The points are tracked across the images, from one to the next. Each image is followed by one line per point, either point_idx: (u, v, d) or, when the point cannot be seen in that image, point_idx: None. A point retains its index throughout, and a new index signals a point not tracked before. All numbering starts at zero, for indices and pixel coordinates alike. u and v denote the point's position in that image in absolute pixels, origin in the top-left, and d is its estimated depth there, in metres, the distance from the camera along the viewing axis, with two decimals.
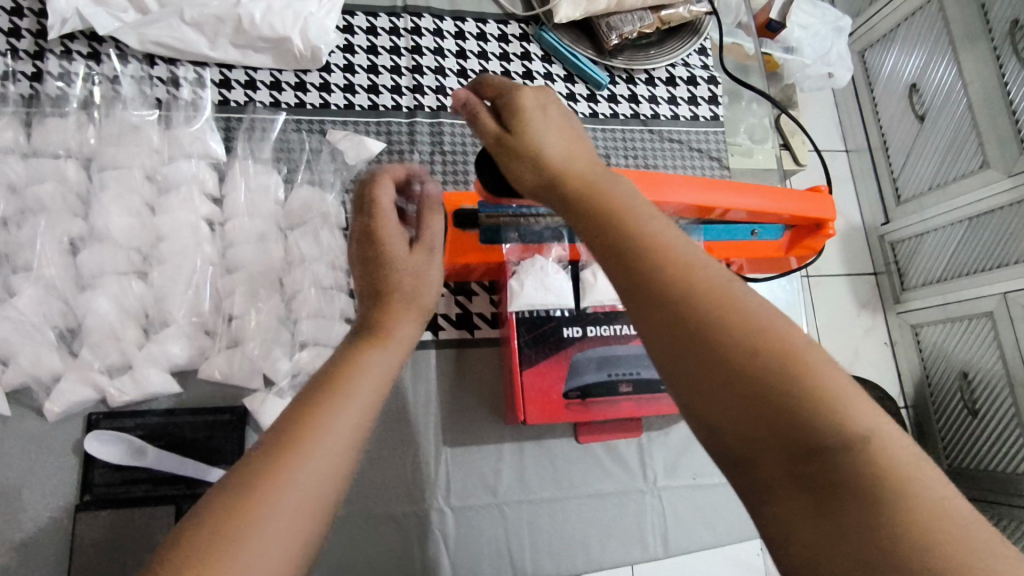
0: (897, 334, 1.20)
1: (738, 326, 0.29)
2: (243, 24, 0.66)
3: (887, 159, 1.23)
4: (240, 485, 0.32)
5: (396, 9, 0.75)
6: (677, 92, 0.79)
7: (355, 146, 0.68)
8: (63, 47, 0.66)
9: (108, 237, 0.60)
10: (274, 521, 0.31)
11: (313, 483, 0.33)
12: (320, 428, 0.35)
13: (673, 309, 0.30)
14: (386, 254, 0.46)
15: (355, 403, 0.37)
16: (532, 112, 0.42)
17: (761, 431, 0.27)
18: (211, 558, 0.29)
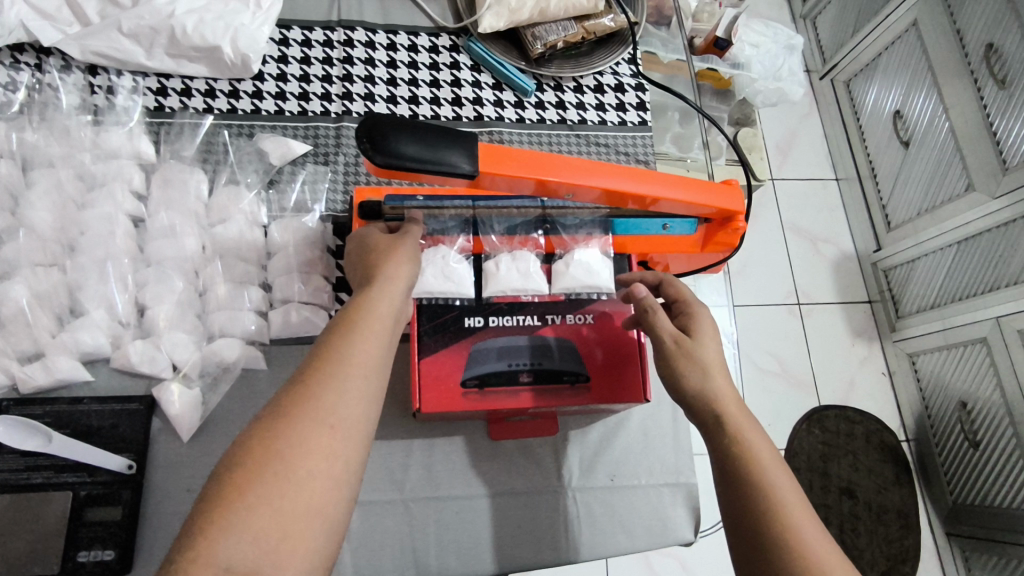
0: (895, 363, 1.17)
1: (764, 475, 0.44)
2: (176, 35, 0.70)
3: (876, 186, 1.22)
4: (287, 397, 0.40)
5: (330, 23, 0.79)
6: (605, 99, 0.81)
7: (279, 147, 0.70)
8: (12, 58, 0.71)
9: (33, 230, 0.63)
10: (319, 413, 0.39)
11: (351, 392, 0.41)
12: (343, 348, 0.43)
13: (727, 462, 0.46)
14: (380, 243, 0.54)
15: (368, 328, 0.45)
16: (701, 324, 0.53)
17: (735, 491, 0.44)
18: (271, 446, 0.37)
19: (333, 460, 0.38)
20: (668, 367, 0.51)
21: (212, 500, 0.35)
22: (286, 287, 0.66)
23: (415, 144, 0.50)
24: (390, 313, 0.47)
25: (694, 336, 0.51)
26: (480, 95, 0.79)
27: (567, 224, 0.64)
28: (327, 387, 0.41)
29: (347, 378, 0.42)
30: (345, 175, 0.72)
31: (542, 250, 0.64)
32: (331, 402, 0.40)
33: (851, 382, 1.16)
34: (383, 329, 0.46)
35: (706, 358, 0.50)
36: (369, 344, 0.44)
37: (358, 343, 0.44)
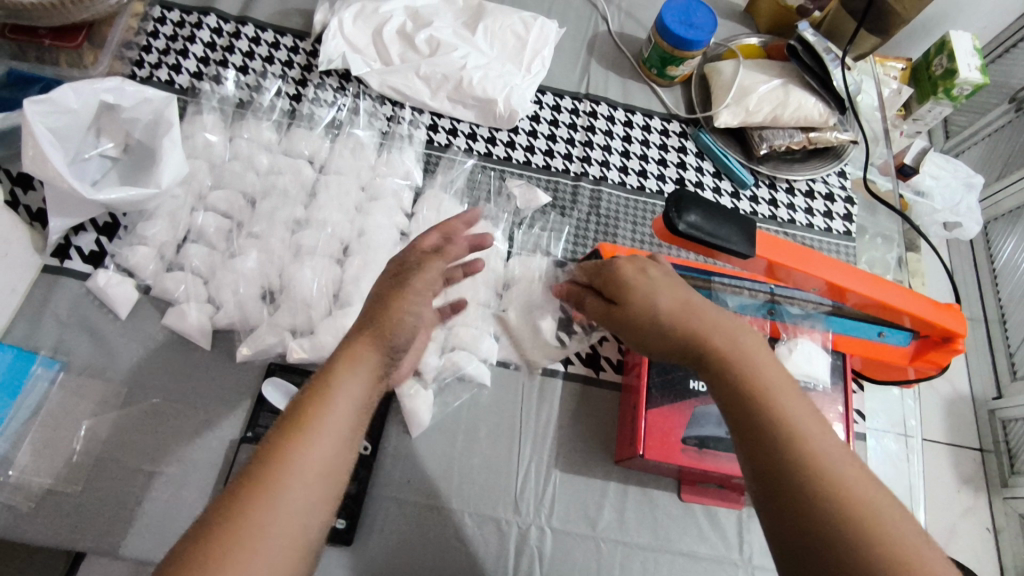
0: (1004, 522, 0.91)
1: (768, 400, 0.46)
2: (463, 84, 0.81)
3: (1005, 335, 1.02)
4: (261, 462, 0.43)
5: (579, 95, 0.88)
6: (814, 205, 0.87)
7: (527, 194, 0.79)
8: (320, 79, 0.84)
9: (325, 224, 0.74)
10: (303, 474, 0.43)
11: (329, 451, 0.44)
12: (319, 419, 0.45)
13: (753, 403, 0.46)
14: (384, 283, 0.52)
15: (344, 399, 0.46)
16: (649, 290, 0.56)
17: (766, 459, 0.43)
18: (248, 509, 0.41)
19: (315, 509, 0.43)
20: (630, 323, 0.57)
21: (201, 545, 0.39)
22: (519, 317, 0.73)
23: (706, 220, 0.57)
24: (361, 380, 0.48)
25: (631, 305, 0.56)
26: (702, 179, 0.85)
27: (792, 312, 0.69)
28: (302, 450, 0.44)
29: (311, 455, 0.44)
30: (576, 230, 0.79)
31: (768, 333, 0.69)
32: (291, 478, 0.42)
33: (949, 527, 0.90)
34: (352, 391, 0.47)
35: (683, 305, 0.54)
36: (333, 419, 0.45)
37: (332, 404, 0.46)
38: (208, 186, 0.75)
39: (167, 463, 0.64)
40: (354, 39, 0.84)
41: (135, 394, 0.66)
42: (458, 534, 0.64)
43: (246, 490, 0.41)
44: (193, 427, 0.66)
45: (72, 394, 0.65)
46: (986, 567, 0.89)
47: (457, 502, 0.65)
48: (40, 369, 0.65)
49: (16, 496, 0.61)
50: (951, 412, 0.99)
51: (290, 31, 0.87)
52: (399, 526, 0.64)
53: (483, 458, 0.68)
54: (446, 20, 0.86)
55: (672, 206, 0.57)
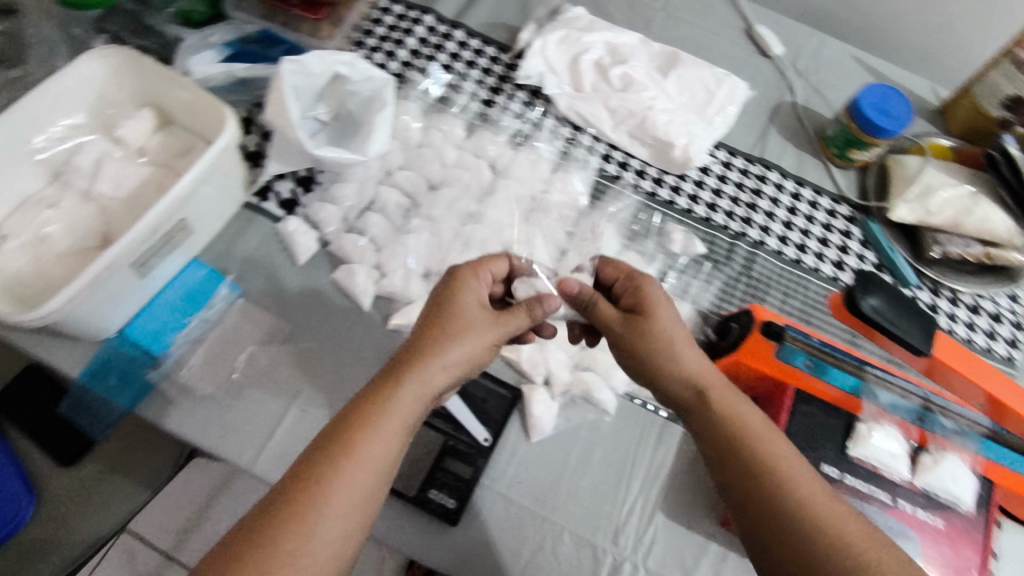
0: None
1: (744, 435, 0.50)
2: (646, 123, 0.84)
3: None
4: (320, 455, 0.44)
5: (752, 157, 0.89)
6: (978, 321, 0.83)
7: (685, 241, 0.81)
8: (513, 91, 0.89)
9: (492, 223, 0.78)
10: (361, 455, 0.45)
11: (381, 443, 0.46)
12: (380, 414, 0.46)
13: (728, 436, 0.50)
14: (459, 294, 0.54)
15: (400, 402, 0.47)
16: (666, 317, 0.55)
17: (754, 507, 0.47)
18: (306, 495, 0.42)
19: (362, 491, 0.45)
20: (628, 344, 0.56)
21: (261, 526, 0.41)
22: None
23: (896, 310, 0.57)
24: (430, 380, 0.49)
25: (646, 322, 0.55)
26: (861, 268, 0.84)
27: (944, 425, 0.66)
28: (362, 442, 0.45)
29: (376, 449, 0.45)
30: (725, 286, 0.80)
31: (914, 440, 0.66)
32: (347, 471, 0.44)
33: None
34: (417, 395, 0.48)
35: (673, 340, 0.54)
36: (395, 413, 0.47)
37: (394, 400, 0.47)
38: (397, 165, 0.81)
39: (309, 404, 0.69)
40: (553, 61, 0.89)
41: (295, 333, 0.72)
42: (555, 546, 0.65)
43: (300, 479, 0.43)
44: (338, 377, 0.71)
45: (245, 318, 0.72)
46: None
47: (560, 515, 0.66)
48: (225, 290, 0.73)
49: (182, 396, 0.68)
50: None
51: (494, 41, 0.93)
52: (500, 522, 0.65)
53: (592, 481, 0.68)
54: (642, 61, 0.89)
55: (866, 287, 0.57)
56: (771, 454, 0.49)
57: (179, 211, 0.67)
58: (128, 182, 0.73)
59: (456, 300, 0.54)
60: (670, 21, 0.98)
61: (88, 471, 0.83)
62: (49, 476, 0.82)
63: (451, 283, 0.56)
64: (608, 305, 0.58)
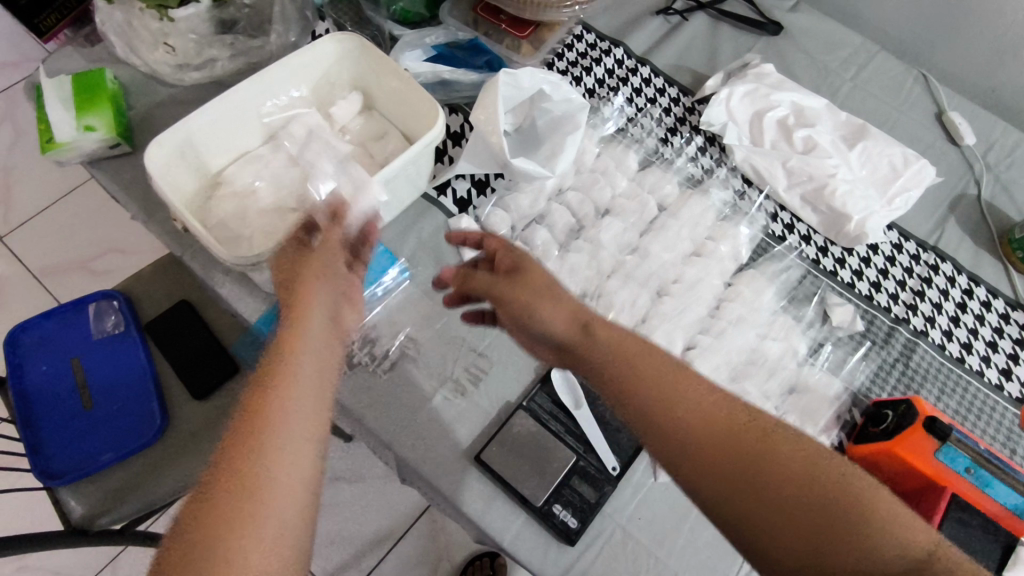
0: None
1: (688, 402, 0.53)
2: (823, 189, 0.83)
3: None
4: (224, 479, 0.45)
5: (925, 244, 0.86)
6: None
7: (845, 315, 0.79)
8: (689, 135, 0.90)
9: (651, 258, 0.79)
10: (275, 456, 0.46)
11: (293, 441, 0.48)
12: (273, 414, 0.48)
13: (685, 418, 0.52)
14: (297, 292, 0.57)
15: (292, 393, 0.50)
16: (536, 277, 0.62)
17: (762, 507, 0.49)
18: (238, 508, 0.43)
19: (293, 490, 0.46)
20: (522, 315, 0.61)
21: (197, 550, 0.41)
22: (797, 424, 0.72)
23: None
24: (302, 378, 0.51)
25: (523, 283, 0.61)
26: None
27: None
28: (269, 444, 0.47)
29: (283, 455, 0.47)
30: (880, 369, 0.77)
31: None
32: (272, 470, 0.46)
33: None
34: (303, 398, 0.50)
35: (553, 291, 0.61)
36: (287, 414, 0.48)
37: (279, 395, 0.49)
38: (567, 185, 0.84)
39: (452, 395, 0.71)
40: (736, 113, 0.89)
41: (449, 324, 0.75)
42: None
43: (211, 504, 0.43)
44: (482, 376, 0.72)
45: (409, 301, 0.76)
46: None
47: (678, 563, 0.65)
48: (394, 272, 0.76)
49: None
50: None
51: (677, 83, 0.95)
52: (618, 555, 0.65)
53: (714, 538, 0.67)
54: (827, 128, 0.89)
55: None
56: (719, 430, 0.52)
57: (378, 191, 0.71)
58: (331, 154, 0.79)
59: (298, 315, 0.55)
60: (857, 92, 0.97)
61: (216, 412, 0.79)
62: (182, 407, 0.79)
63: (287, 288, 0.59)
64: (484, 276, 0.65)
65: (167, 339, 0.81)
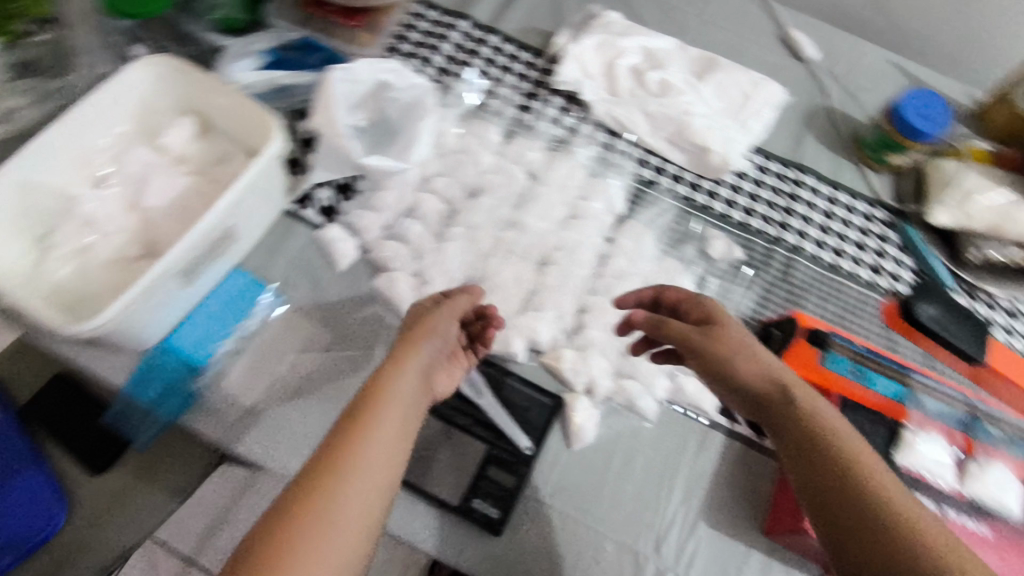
0: None
1: (844, 441, 0.50)
2: (682, 129, 0.85)
3: None
4: (286, 522, 0.43)
5: (788, 161, 0.89)
6: (1016, 326, 0.83)
7: (723, 247, 0.81)
8: (548, 97, 0.89)
9: (530, 230, 0.79)
10: (344, 508, 0.44)
11: (359, 496, 0.45)
12: (353, 464, 0.46)
13: (812, 434, 0.51)
14: (405, 336, 0.57)
15: (371, 448, 0.47)
16: (732, 335, 0.57)
17: (842, 504, 0.47)
18: (291, 554, 0.42)
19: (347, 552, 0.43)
20: (699, 348, 0.57)
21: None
22: None
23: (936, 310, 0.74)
24: (383, 435, 0.48)
25: (717, 329, 0.57)
26: (899, 272, 0.83)
27: (991, 433, 0.66)
28: (335, 491, 0.45)
29: (348, 508, 0.45)
30: (764, 290, 0.80)
31: (960, 446, 0.66)
32: (333, 522, 0.44)
33: None
34: (382, 452, 0.48)
35: (744, 344, 0.56)
36: (354, 474, 0.46)
37: (366, 448, 0.47)
38: (434, 171, 0.82)
39: None
40: (589, 69, 0.89)
41: (337, 340, 0.72)
42: (598, 554, 0.65)
43: (271, 544, 0.42)
44: None
45: (288, 327, 0.73)
46: None
47: (604, 524, 0.66)
48: (265, 299, 0.73)
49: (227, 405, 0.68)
50: None
51: (529, 47, 0.93)
52: (545, 530, 0.65)
53: (635, 490, 0.68)
54: (679, 67, 0.90)
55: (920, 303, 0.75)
56: (846, 453, 0.49)
57: (228, 218, 0.67)
58: (171, 191, 0.73)
59: (393, 366, 0.53)
60: (704, 25, 0.98)
61: (121, 479, 0.84)
62: (82, 483, 0.83)
63: (411, 322, 0.59)
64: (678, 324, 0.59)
65: (43, 420, 0.81)
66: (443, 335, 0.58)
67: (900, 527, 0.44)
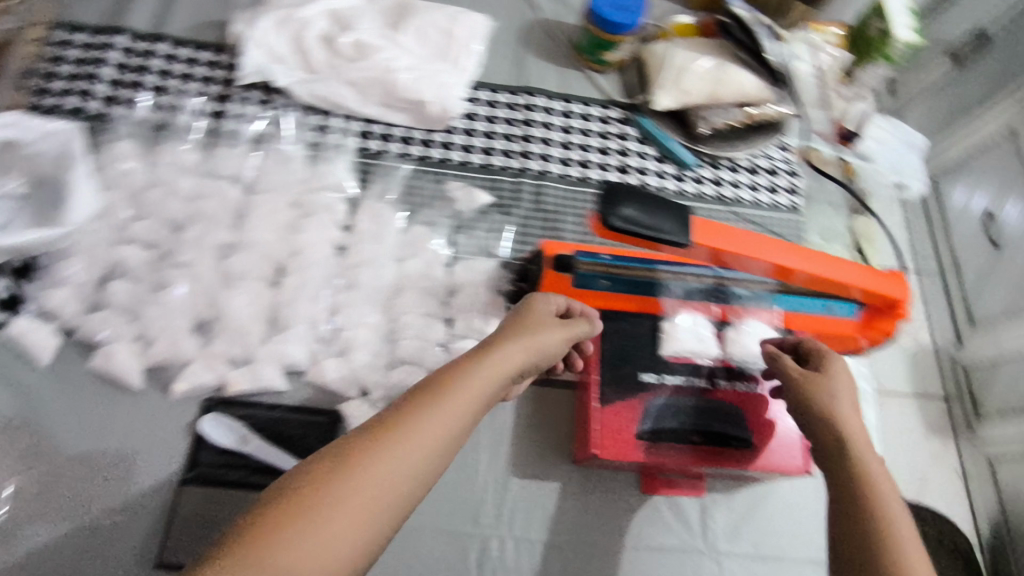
0: None
1: (864, 464, 0.50)
2: (392, 88, 0.79)
3: None
4: (291, 493, 0.39)
5: (514, 88, 0.86)
6: (759, 180, 0.87)
7: (467, 196, 0.77)
8: (243, 94, 0.80)
9: (256, 246, 0.71)
10: (349, 491, 0.39)
11: (382, 482, 0.40)
12: (389, 444, 0.42)
13: (830, 451, 0.52)
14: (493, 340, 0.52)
15: (415, 439, 0.42)
16: (836, 376, 0.56)
17: (843, 522, 0.48)
18: (287, 525, 0.37)
19: (357, 541, 0.38)
20: (799, 397, 0.56)
21: (235, 542, 0.37)
22: (467, 323, 0.72)
23: (638, 210, 0.57)
24: (429, 427, 0.43)
25: (821, 378, 0.56)
26: (645, 165, 0.84)
27: (741, 295, 0.69)
28: (359, 472, 0.40)
29: (365, 484, 0.40)
30: (521, 226, 0.78)
31: (717, 317, 0.69)
32: (338, 505, 0.39)
33: None
34: (419, 450, 0.42)
35: (840, 394, 0.55)
36: (393, 456, 0.41)
37: (403, 440, 0.42)
38: (129, 217, 0.71)
39: (105, 514, 0.61)
40: (276, 51, 0.80)
41: (67, 444, 0.63)
42: (417, 551, 0.64)
43: (280, 511, 0.38)
44: (129, 473, 0.63)
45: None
46: None
47: (418, 520, 0.65)
48: None
49: None
50: None
51: (206, 44, 0.82)
52: None
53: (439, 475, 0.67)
54: (373, 21, 0.82)
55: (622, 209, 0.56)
56: (845, 474, 0.50)
57: None
58: None
59: (491, 380, 0.48)
60: None
61: None
62: None
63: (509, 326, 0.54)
64: (788, 364, 0.59)
65: None
66: (535, 336, 0.53)
67: (881, 548, 0.45)
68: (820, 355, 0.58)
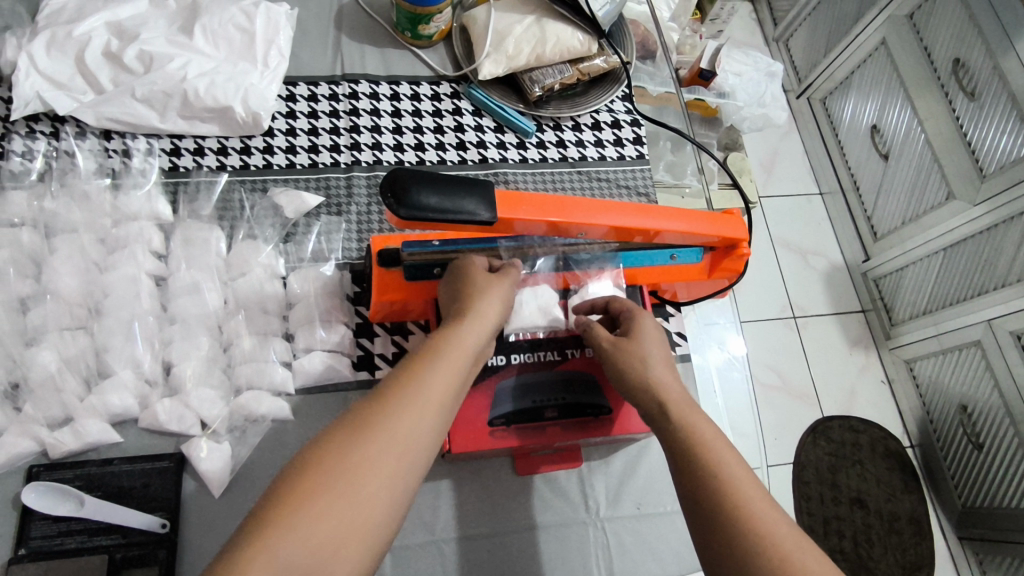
0: (892, 370, 1.09)
1: (696, 430, 0.48)
2: (189, 97, 0.73)
3: (860, 201, 1.16)
4: (307, 462, 0.39)
5: (334, 78, 0.81)
6: (603, 136, 0.85)
7: (294, 201, 0.73)
8: (27, 128, 0.73)
9: (59, 295, 0.64)
10: (376, 455, 0.40)
11: (399, 446, 0.41)
12: (391, 411, 0.43)
13: (661, 427, 0.51)
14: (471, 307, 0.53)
15: (418, 404, 0.44)
16: (644, 336, 0.57)
17: (687, 490, 0.46)
18: (315, 490, 0.38)
19: (386, 501, 0.39)
20: (613, 365, 0.56)
21: (261, 516, 0.37)
22: (308, 336, 0.68)
23: (436, 196, 0.52)
24: (428, 393, 0.45)
25: (629, 342, 0.56)
26: (484, 138, 0.81)
27: (581, 259, 0.68)
28: (373, 437, 0.41)
29: (385, 450, 0.41)
30: (357, 224, 0.75)
31: (559, 287, 0.68)
32: (369, 470, 0.39)
33: (851, 390, 1.07)
34: (425, 414, 0.44)
35: (651, 359, 0.54)
36: (400, 419, 0.42)
37: (408, 403, 0.43)
38: None
39: None
40: (52, 73, 0.72)
41: None
42: None
43: (300, 479, 0.38)
44: None
45: None
46: (889, 416, 1.07)
47: None
48: None
49: None
50: (832, 283, 1.16)
51: None
52: None
53: None
54: (159, 27, 0.76)
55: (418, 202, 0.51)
56: (676, 441, 0.48)
57: None
58: None
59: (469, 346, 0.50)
60: None
61: None
62: None
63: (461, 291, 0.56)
64: (601, 330, 0.59)
65: None
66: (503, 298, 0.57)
67: (725, 503, 0.43)
68: (626, 321, 0.59)
